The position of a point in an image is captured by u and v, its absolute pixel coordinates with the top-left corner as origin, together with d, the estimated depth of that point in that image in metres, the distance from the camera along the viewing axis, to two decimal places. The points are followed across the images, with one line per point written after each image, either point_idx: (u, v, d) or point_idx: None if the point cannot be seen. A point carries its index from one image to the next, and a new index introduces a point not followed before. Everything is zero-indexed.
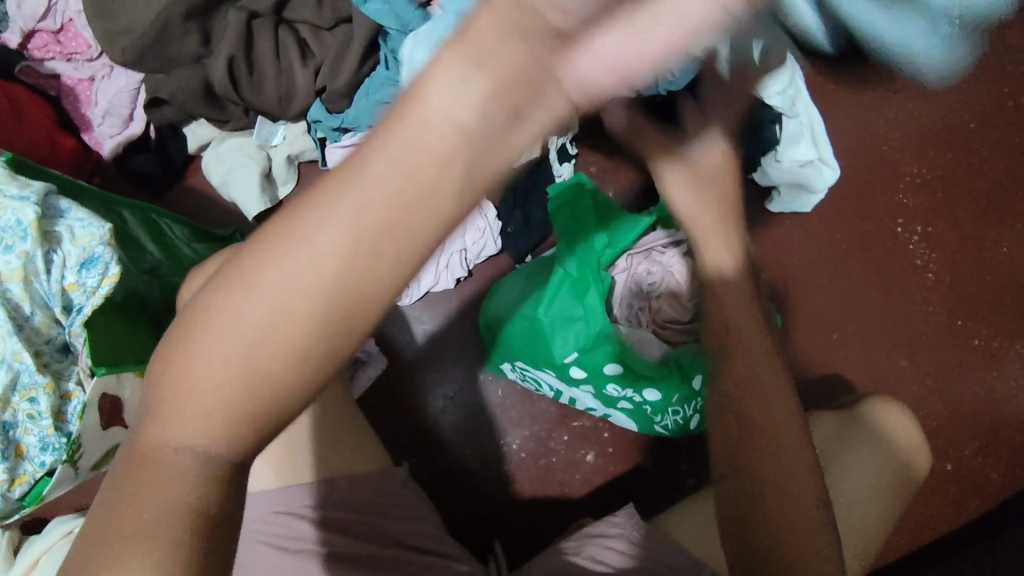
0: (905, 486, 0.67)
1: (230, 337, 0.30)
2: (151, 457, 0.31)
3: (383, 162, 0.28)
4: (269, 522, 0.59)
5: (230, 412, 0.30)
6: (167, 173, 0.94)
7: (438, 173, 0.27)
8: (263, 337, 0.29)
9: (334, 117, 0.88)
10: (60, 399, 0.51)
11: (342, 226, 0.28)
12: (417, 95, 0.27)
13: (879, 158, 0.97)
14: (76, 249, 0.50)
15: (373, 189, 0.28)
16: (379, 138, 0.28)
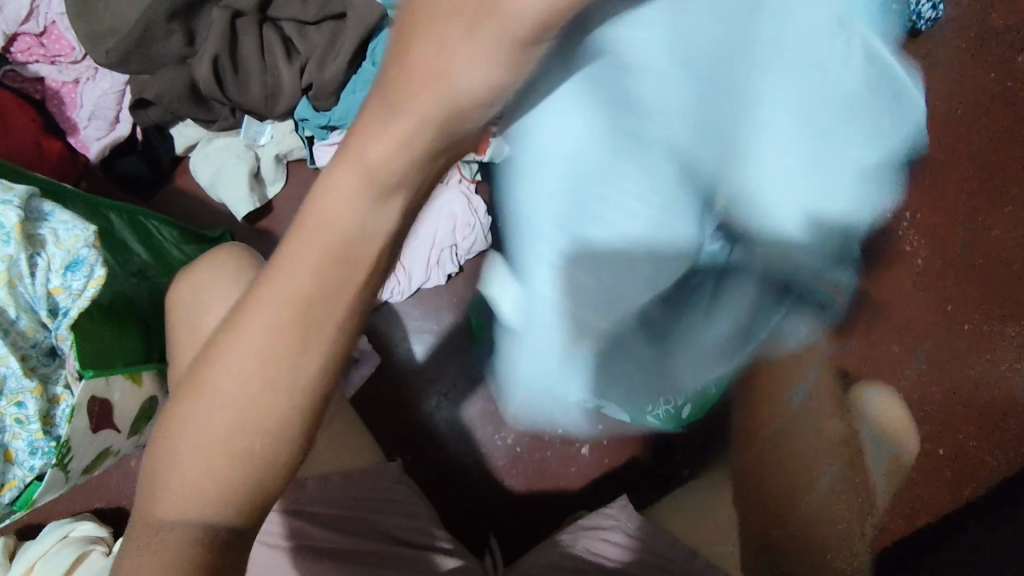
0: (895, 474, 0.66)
1: (209, 414, 0.38)
2: (166, 508, 0.39)
3: (291, 269, 0.37)
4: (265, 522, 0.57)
5: (217, 474, 0.38)
6: (154, 176, 0.94)
7: (337, 268, 0.37)
8: (224, 407, 0.38)
9: (321, 115, 0.88)
10: (48, 403, 0.51)
11: (273, 305, 0.37)
12: (322, 217, 0.37)
13: None
14: (61, 251, 0.50)
15: (292, 286, 0.37)
16: (294, 251, 0.37)
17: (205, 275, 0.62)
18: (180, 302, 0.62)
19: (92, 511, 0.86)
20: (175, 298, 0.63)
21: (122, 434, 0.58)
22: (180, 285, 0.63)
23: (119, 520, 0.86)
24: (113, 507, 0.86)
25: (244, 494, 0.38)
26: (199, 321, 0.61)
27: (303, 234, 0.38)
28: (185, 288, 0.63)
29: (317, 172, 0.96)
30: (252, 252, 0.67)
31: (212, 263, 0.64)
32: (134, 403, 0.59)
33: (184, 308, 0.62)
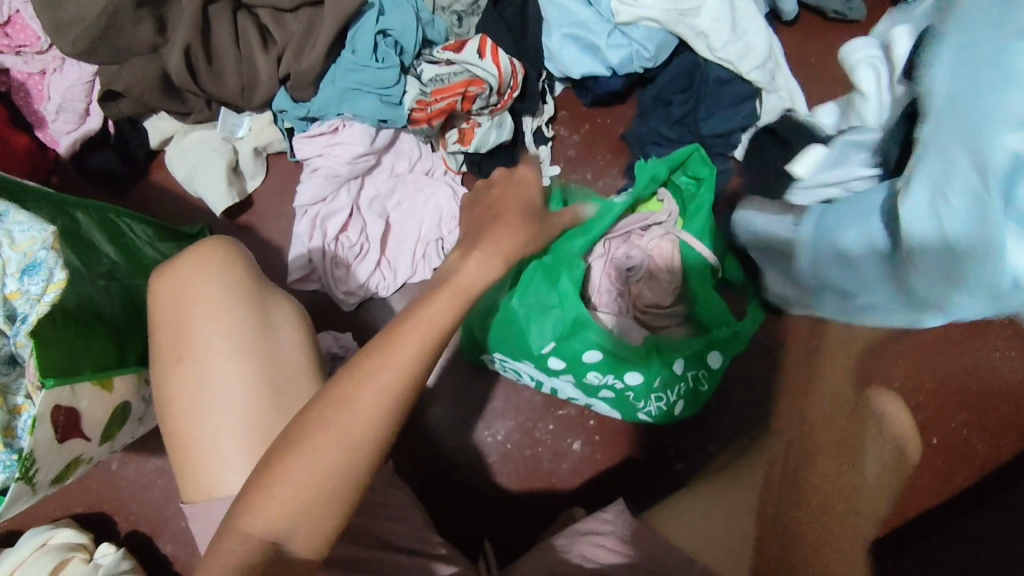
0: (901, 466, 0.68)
1: (331, 429, 0.48)
2: (263, 501, 0.47)
3: (422, 319, 0.52)
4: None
5: (322, 486, 0.48)
6: (129, 170, 0.90)
7: (452, 325, 0.53)
8: (353, 427, 0.49)
9: (299, 105, 0.85)
10: (9, 414, 0.48)
11: (409, 341, 0.51)
12: (453, 280, 0.55)
13: None
14: (17, 254, 0.47)
15: (424, 331, 0.52)
16: (430, 305, 0.53)
17: (186, 271, 0.61)
18: (159, 300, 0.60)
19: (71, 517, 0.83)
20: (155, 298, 0.60)
21: (92, 442, 0.56)
22: (158, 284, 0.61)
23: (100, 525, 0.84)
24: (93, 512, 0.84)
25: (332, 509, 0.49)
26: (183, 319, 0.59)
27: (440, 291, 0.54)
28: (165, 284, 0.61)
29: (297, 165, 0.93)
30: (237, 246, 0.65)
31: (195, 258, 0.62)
32: (104, 409, 0.57)
33: (166, 307, 0.59)
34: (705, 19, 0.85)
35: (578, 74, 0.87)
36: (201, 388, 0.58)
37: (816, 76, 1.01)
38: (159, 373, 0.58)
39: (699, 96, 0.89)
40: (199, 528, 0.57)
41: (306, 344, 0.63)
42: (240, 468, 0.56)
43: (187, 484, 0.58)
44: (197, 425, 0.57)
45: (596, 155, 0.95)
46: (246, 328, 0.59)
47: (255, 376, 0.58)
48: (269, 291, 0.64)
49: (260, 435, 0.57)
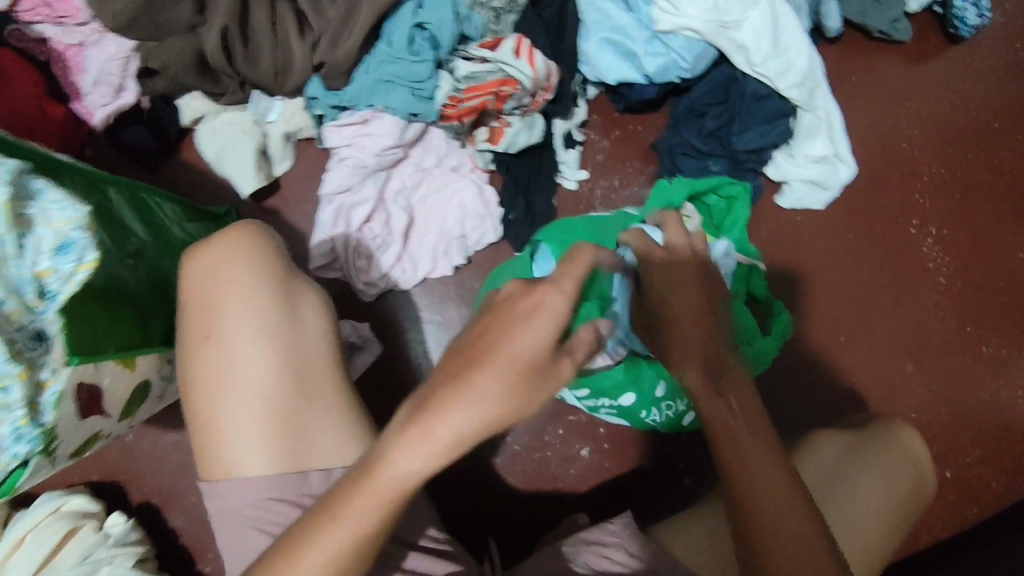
0: (915, 501, 0.68)
1: None
2: None
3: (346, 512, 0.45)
4: (260, 506, 0.58)
5: None
6: (161, 146, 0.90)
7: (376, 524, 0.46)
8: None
9: (331, 94, 0.85)
10: (33, 389, 0.47)
11: (331, 551, 0.45)
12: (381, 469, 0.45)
13: (894, 155, 0.98)
14: (51, 232, 0.48)
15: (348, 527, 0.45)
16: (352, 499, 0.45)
17: (216, 250, 0.61)
18: (189, 278, 0.60)
19: (86, 485, 0.85)
20: (187, 273, 0.61)
21: (112, 419, 0.57)
22: (190, 259, 0.62)
23: (114, 494, 0.85)
24: (107, 481, 0.85)
25: None
26: (212, 299, 0.60)
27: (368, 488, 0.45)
28: (197, 262, 0.61)
29: (326, 153, 0.93)
30: (269, 230, 0.66)
31: (229, 240, 0.62)
32: (126, 387, 0.58)
33: (196, 285, 0.60)
34: (746, 32, 0.83)
35: (613, 81, 0.87)
36: (224, 371, 0.58)
37: (855, 95, 0.99)
38: (187, 349, 0.59)
39: (734, 109, 0.88)
40: (215, 507, 0.59)
41: (331, 329, 0.64)
42: (260, 451, 0.58)
43: (204, 463, 0.59)
44: (218, 405, 0.58)
45: (625, 162, 0.95)
46: (272, 314, 0.60)
47: (278, 363, 0.59)
48: (299, 277, 0.64)
49: (278, 417, 0.58)
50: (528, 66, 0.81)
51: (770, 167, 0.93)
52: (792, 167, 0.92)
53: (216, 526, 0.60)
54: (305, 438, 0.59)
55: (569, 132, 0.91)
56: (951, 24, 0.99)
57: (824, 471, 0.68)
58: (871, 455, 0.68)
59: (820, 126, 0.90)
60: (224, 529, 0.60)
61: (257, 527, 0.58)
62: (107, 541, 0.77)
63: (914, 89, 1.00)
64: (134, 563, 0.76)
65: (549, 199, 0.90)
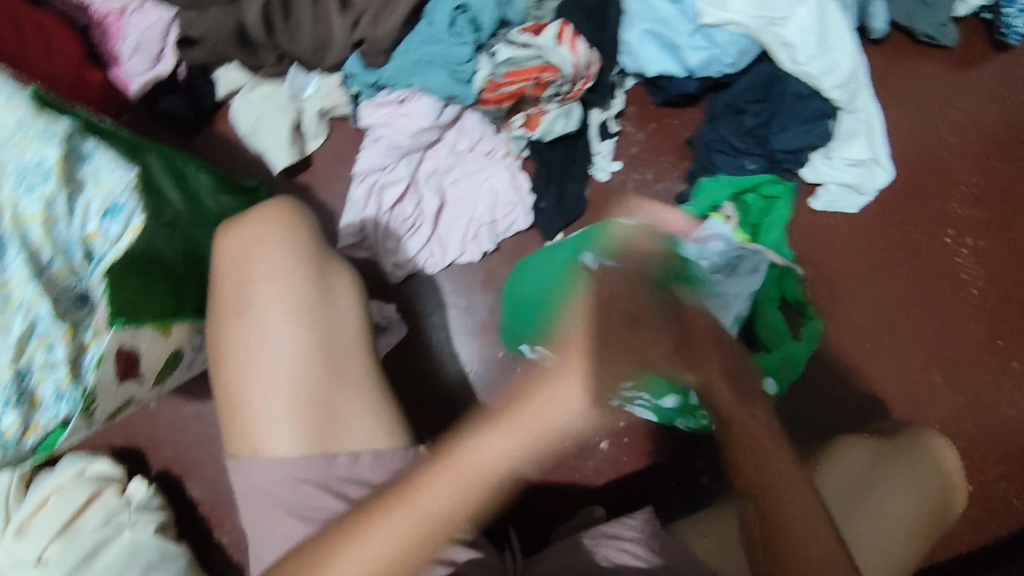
0: (940, 513, 0.68)
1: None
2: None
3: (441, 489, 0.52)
4: (288, 487, 0.58)
5: None
6: (195, 116, 0.90)
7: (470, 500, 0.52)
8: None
9: (369, 72, 0.85)
10: (76, 350, 0.48)
11: (402, 526, 0.52)
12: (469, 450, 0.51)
13: (933, 162, 0.96)
14: (100, 195, 0.48)
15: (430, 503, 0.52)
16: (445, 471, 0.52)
17: (252, 227, 0.61)
18: (225, 253, 0.60)
19: (108, 449, 0.86)
20: (221, 249, 0.61)
21: (145, 385, 0.58)
22: (225, 234, 0.62)
23: (136, 460, 0.86)
24: (129, 447, 0.86)
25: None
26: (248, 274, 0.60)
27: (444, 469, 0.52)
28: (232, 238, 0.61)
29: (359, 132, 0.92)
30: (307, 209, 0.66)
31: (268, 216, 0.62)
32: (161, 354, 0.58)
33: (231, 261, 0.60)
34: (793, 29, 0.81)
35: (653, 74, 0.87)
36: (256, 348, 0.58)
37: (896, 99, 0.98)
38: (221, 324, 0.59)
39: (776, 107, 0.87)
40: (241, 485, 0.59)
41: (363, 312, 0.63)
42: (289, 430, 0.58)
43: (232, 439, 0.59)
44: (250, 382, 0.58)
45: (660, 156, 0.94)
46: (306, 293, 0.59)
47: (309, 343, 0.59)
48: (335, 259, 0.64)
49: (309, 398, 0.58)
50: (568, 52, 0.80)
51: (807, 169, 0.92)
52: (828, 168, 0.91)
53: (241, 503, 0.60)
54: (333, 419, 0.59)
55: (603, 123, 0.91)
56: (999, 31, 0.97)
57: (849, 474, 0.69)
58: (897, 465, 0.68)
59: (860, 131, 0.88)
60: (250, 507, 0.60)
61: (284, 507, 0.58)
62: (130, 505, 0.78)
63: (958, 96, 0.98)
64: (155, 529, 0.77)
65: (581, 189, 0.89)
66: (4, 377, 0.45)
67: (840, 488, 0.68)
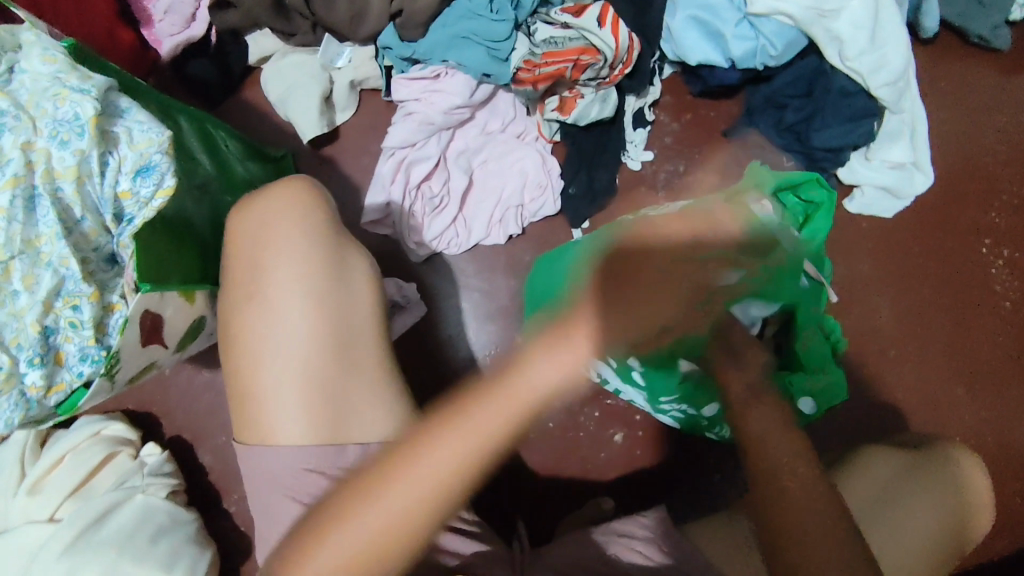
0: (967, 525, 0.65)
1: (374, 510, 0.52)
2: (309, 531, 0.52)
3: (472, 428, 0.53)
4: (295, 474, 0.56)
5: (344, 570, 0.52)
6: (223, 82, 0.88)
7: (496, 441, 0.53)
8: (393, 513, 0.52)
9: (405, 45, 0.83)
10: (103, 310, 0.48)
11: (450, 445, 0.53)
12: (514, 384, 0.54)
13: (975, 169, 0.93)
14: (133, 154, 0.46)
15: (465, 444, 0.53)
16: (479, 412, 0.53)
17: (268, 207, 0.60)
18: (241, 234, 0.60)
19: (122, 412, 0.86)
20: (236, 230, 0.60)
21: (167, 351, 0.57)
22: (241, 214, 0.61)
23: (148, 424, 0.86)
24: (142, 411, 0.86)
25: None
26: (260, 257, 0.59)
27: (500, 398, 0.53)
28: (248, 217, 0.60)
29: (389, 107, 0.91)
30: (326, 190, 0.64)
31: (283, 198, 0.61)
32: (184, 321, 0.57)
33: (246, 241, 0.59)
34: (844, 22, 0.79)
35: (694, 62, 0.85)
36: (268, 331, 0.57)
37: (941, 102, 0.95)
38: (231, 308, 0.58)
39: (818, 105, 0.85)
40: (249, 469, 0.58)
41: (377, 298, 0.62)
42: (299, 418, 0.56)
43: (241, 423, 0.58)
44: (258, 367, 0.57)
45: (693, 147, 0.91)
46: (320, 277, 0.58)
47: (322, 328, 0.57)
48: (351, 245, 0.62)
49: (320, 383, 0.57)
50: (612, 37, 0.78)
51: (844, 169, 0.90)
52: (865, 170, 0.89)
53: (249, 487, 0.59)
54: (344, 406, 0.58)
55: (643, 107, 0.89)
56: None
57: (874, 482, 0.68)
58: (921, 474, 0.67)
59: (904, 132, 0.85)
60: (255, 490, 0.59)
61: (289, 489, 0.57)
62: (142, 470, 0.78)
63: (1005, 103, 0.95)
64: (166, 494, 0.77)
65: (612, 177, 0.87)
66: (30, 335, 0.44)
67: (862, 495, 0.67)
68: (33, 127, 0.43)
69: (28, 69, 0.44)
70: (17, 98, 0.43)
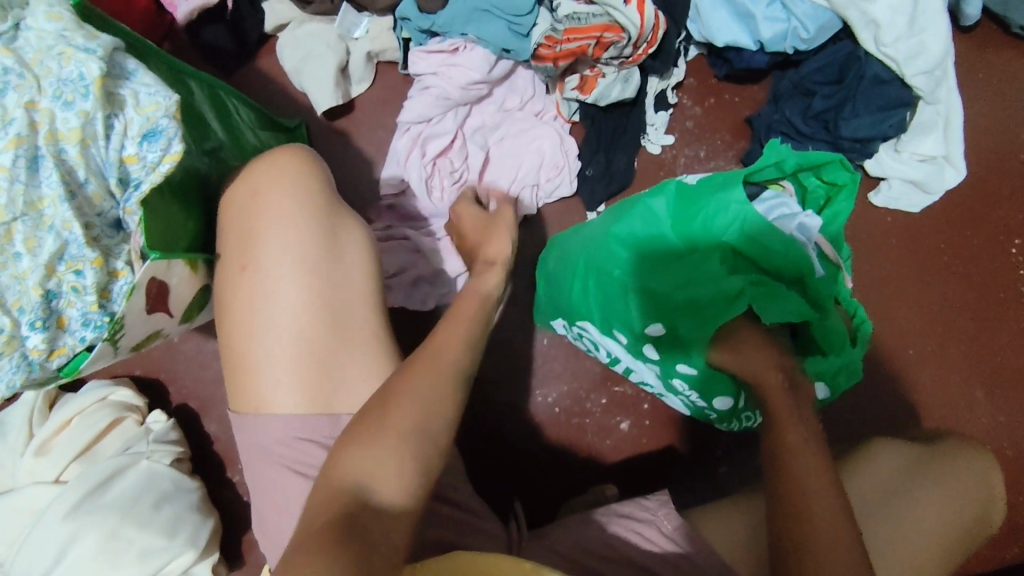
0: (976, 521, 0.64)
1: (404, 406, 0.49)
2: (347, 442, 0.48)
3: (443, 339, 0.55)
4: (291, 448, 0.56)
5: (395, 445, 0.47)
6: (237, 50, 0.87)
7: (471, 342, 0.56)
8: (419, 410, 0.49)
9: (424, 17, 0.80)
10: (108, 276, 0.47)
11: (437, 360, 0.53)
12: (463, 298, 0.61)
13: (1009, 167, 0.90)
14: (140, 117, 0.45)
15: (443, 360, 0.53)
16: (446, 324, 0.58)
17: (261, 178, 0.59)
18: (233, 205, 0.59)
19: (129, 377, 0.86)
20: (232, 202, 0.59)
21: (173, 319, 0.57)
22: (235, 185, 0.60)
23: (155, 391, 0.86)
24: (149, 377, 0.86)
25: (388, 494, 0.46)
26: (251, 227, 0.58)
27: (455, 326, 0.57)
28: (241, 188, 0.59)
29: (405, 81, 0.89)
30: (320, 161, 0.64)
31: (275, 164, 0.60)
32: (190, 290, 0.57)
33: (238, 213, 0.58)
34: (882, 6, 0.76)
35: (722, 44, 0.82)
36: (262, 301, 0.56)
37: (977, 96, 0.91)
38: (227, 280, 0.58)
39: (849, 92, 0.81)
40: (245, 441, 0.58)
41: (373, 272, 0.61)
42: (293, 395, 0.56)
43: (236, 392, 0.58)
44: (251, 336, 0.56)
45: (716, 133, 0.88)
46: (313, 248, 0.57)
47: (315, 300, 0.56)
48: (346, 215, 0.61)
49: (314, 358, 0.56)
50: (635, 13, 0.74)
51: (871, 161, 0.86)
52: (895, 162, 0.86)
53: (246, 458, 0.59)
54: (342, 382, 0.57)
55: (663, 89, 0.86)
56: None
57: (882, 480, 0.66)
58: (930, 470, 0.65)
59: (937, 123, 0.82)
60: (252, 464, 0.58)
61: (284, 464, 0.56)
62: (148, 436, 0.78)
63: None
64: (171, 462, 0.77)
65: (631, 160, 0.85)
66: (32, 299, 0.44)
67: (870, 492, 0.65)
68: (37, 86, 0.42)
69: (33, 26, 0.43)
70: (21, 56, 0.42)
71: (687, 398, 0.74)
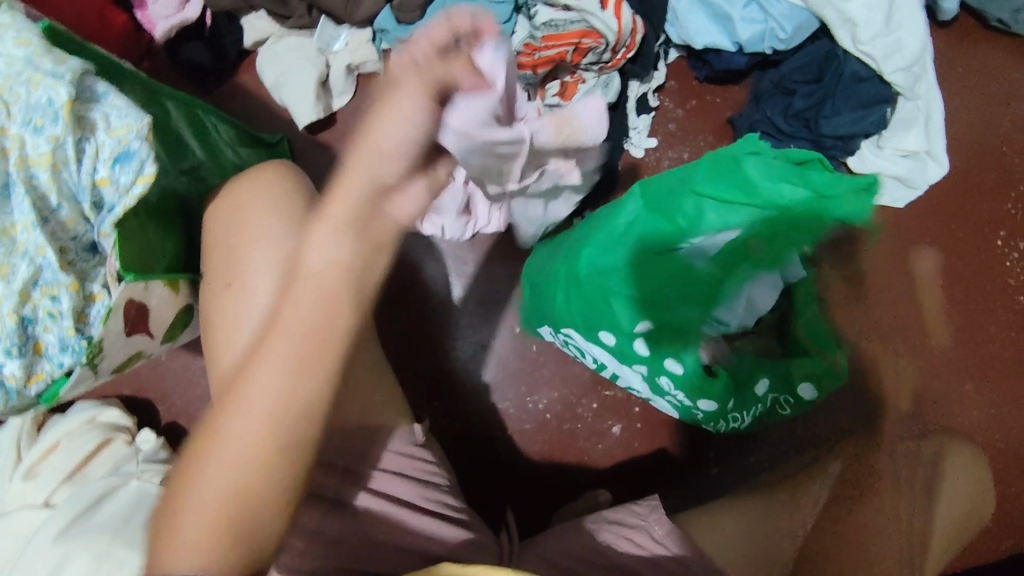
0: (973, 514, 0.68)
1: (238, 426, 0.44)
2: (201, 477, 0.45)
3: (291, 305, 0.43)
4: None
5: (235, 474, 0.44)
6: (217, 66, 0.87)
7: (340, 305, 0.43)
8: (254, 423, 0.44)
9: (402, 28, 0.81)
10: (83, 300, 0.47)
11: (285, 343, 0.43)
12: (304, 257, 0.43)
13: (993, 159, 0.90)
14: (111, 140, 0.45)
15: (290, 328, 0.43)
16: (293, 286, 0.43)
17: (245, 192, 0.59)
18: (217, 220, 0.58)
19: (118, 397, 0.86)
20: (215, 217, 0.59)
21: (154, 340, 0.56)
22: (219, 199, 0.60)
23: (144, 410, 0.86)
24: (138, 397, 0.86)
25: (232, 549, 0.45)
26: (236, 243, 0.57)
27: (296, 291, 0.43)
28: (224, 203, 0.59)
29: None
30: (300, 174, 0.64)
31: (257, 179, 0.60)
32: (171, 310, 0.57)
33: (222, 228, 0.58)
34: (858, 5, 0.76)
35: (700, 46, 0.82)
36: (243, 315, 0.55)
37: (959, 90, 0.91)
38: (209, 298, 0.57)
39: (828, 91, 0.82)
40: None
41: None
42: None
43: None
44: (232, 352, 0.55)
45: (699, 134, 0.89)
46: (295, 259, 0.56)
47: None
48: None
49: None
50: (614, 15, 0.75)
51: (854, 158, 0.86)
52: (878, 158, 0.85)
53: None
54: None
55: (645, 93, 0.86)
56: None
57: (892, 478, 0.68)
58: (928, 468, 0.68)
59: (918, 118, 0.83)
60: None
61: None
62: (138, 456, 0.78)
63: None
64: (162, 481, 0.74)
65: (614, 164, 0.85)
66: (7, 325, 0.44)
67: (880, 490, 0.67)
68: (7, 112, 0.43)
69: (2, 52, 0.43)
70: None
71: (674, 401, 0.73)
